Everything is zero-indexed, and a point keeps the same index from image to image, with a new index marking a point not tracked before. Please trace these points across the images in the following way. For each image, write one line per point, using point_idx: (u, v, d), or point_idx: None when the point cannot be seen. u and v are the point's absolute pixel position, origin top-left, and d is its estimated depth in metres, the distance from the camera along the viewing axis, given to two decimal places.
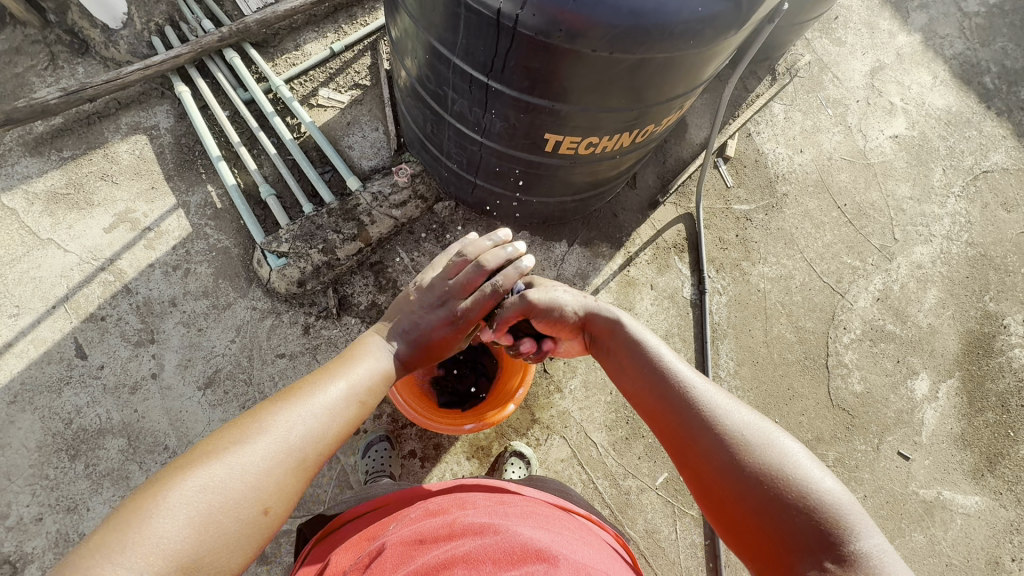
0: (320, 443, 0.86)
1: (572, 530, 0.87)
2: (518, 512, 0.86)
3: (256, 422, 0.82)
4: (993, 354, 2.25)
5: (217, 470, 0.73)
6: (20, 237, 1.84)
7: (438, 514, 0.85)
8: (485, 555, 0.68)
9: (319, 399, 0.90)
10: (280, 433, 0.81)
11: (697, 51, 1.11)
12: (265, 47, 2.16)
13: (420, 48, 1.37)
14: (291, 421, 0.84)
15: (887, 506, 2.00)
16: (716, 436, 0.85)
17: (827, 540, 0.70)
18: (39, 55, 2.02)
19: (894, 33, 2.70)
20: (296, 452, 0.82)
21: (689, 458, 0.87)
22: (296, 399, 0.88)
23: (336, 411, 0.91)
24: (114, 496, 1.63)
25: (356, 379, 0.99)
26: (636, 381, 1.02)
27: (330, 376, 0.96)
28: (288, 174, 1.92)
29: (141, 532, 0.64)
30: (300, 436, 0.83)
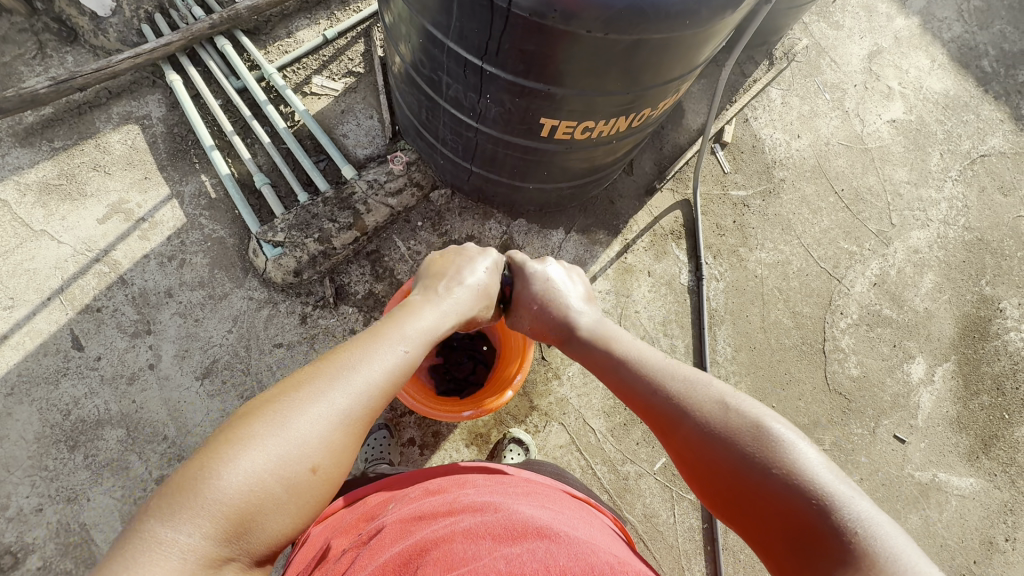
0: (375, 404, 0.84)
1: (570, 508, 0.87)
2: (517, 492, 0.86)
3: (308, 382, 0.80)
4: (989, 337, 2.26)
5: (273, 433, 0.71)
6: (12, 229, 1.83)
7: (437, 493, 0.85)
8: (484, 531, 0.68)
9: (371, 358, 0.87)
10: (332, 393, 0.79)
11: (694, 33, 1.10)
12: (257, 35, 2.13)
13: (413, 33, 1.35)
14: (343, 382, 0.81)
15: (882, 489, 2.02)
16: (705, 424, 0.88)
17: (805, 513, 0.74)
18: (27, 44, 1.99)
19: (892, 17, 2.68)
20: (350, 412, 0.80)
21: (682, 450, 0.91)
22: (356, 360, 0.86)
23: (390, 369, 0.88)
24: (114, 486, 1.64)
25: (413, 340, 0.97)
26: (619, 376, 1.05)
27: (389, 336, 0.94)
28: (282, 163, 1.90)
29: (199, 494, 0.63)
30: (355, 395, 0.81)
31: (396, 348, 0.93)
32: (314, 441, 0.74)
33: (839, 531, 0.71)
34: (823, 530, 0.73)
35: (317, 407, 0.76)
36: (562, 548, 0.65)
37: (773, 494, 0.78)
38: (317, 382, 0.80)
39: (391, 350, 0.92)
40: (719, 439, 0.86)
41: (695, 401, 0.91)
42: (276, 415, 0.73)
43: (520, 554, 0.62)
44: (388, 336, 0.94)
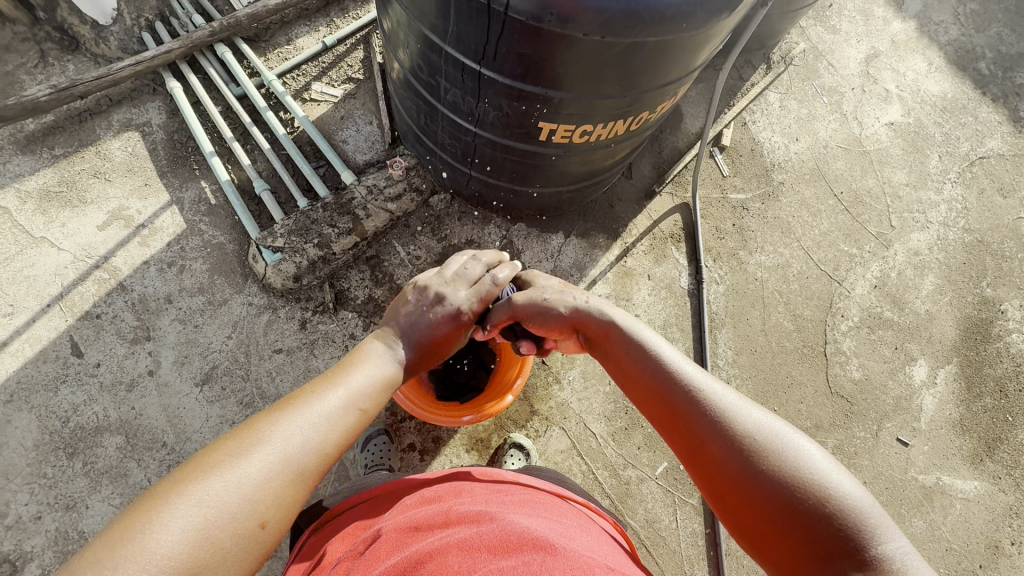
0: (330, 453, 0.83)
1: (568, 517, 0.87)
2: (514, 501, 0.85)
3: (265, 426, 0.78)
4: (991, 339, 2.25)
5: (218, 487, 0.68)
6: (13, 236, 1.83)
7: (433, 502, 0.85)
8: (480, 544, 0.68)
9: (329, 403, 0.87)
10: (289, 441, 0.78)
11: (690, 36, 1.10)
12: (256, 42, 2.15)
13: (412, 38, 1.36)
14: (301, 427, 0.80)
15: (886, 492, 2.00)
16: (721, 425, 0.82)
17: (844, 539, 0.68)
18: (28, 52, 2.00)
19: (888, 20, 2.70)
20: (305, 460, 0.78)
21: (691, 449, 0.85)
22: (307, 406, 0.84)
23: (348, 416, 0.88)
24: (113, 493, 1.63)
25: (366, 384, 0.96)
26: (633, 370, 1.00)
27: (341, 380, 0.93)
28: (282, 168, 1.91)
29: (139, 550, 0.60)
30: (311, 445, 0.80)
31: (357, 392, 0.93)
32: (264, 493, 0.72)
33: (874, 568, 0.65)
34: (842, 555, 0.67)
35: (269, 455, 0.75)
36: (558, 561, 0.65)
37: (785, 507, 0.72)
38: (275, 427, 0.78)
39: (350, 394, 0.91)
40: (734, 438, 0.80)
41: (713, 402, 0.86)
42: (228, 463, 0.72)
43: (515, 567, 0.62)
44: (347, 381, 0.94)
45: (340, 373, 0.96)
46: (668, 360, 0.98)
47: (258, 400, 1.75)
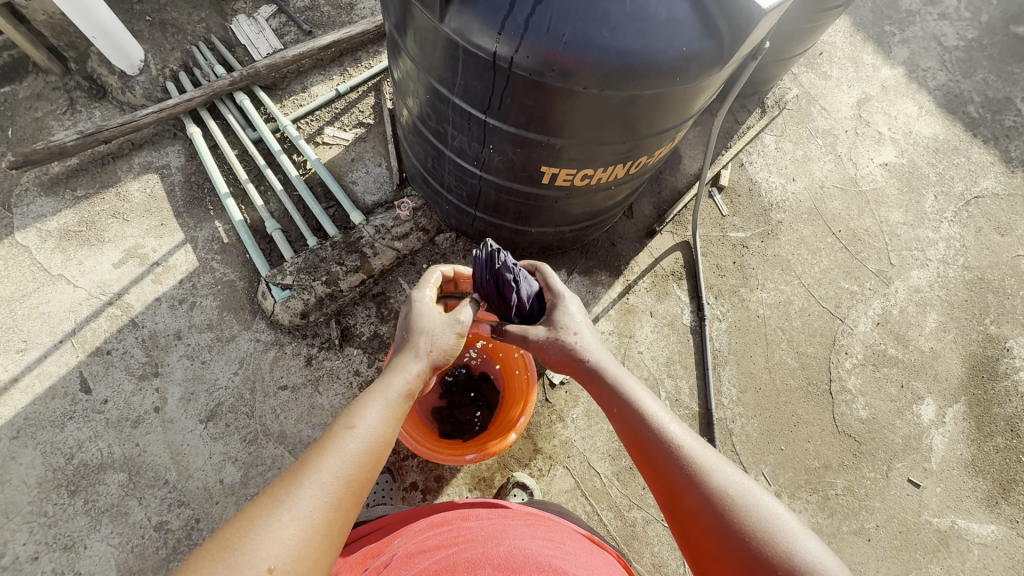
0: (342, 497, 0.82)
1: (575, 544, 0.88)
2: (521, 526, 0.87)
3: (290, 485, 0.79)
4: (998, 377, 2.24)
5: (228, 551, 0.69)
6: (31, 273, 1.89)
7: (440, 526, 0.87)
8: (485, 562, 0.69)
9: (347, 449, 0.86)
10: (312, 497, 0.78)
11: (684, 88, 1.17)
12: (273, 90, 2.26)
13: (421, 89, 1.44)
14: (323, 481, 0.81)
15: (900, 536, 1.95)
16: (721, 509, 0.85)
17: None
18: (58, 100, 2.12)
19: (877, 67, 2.81)
20: (333, 509, 0.80)
21: (684, 523, 0.90)
22: (316, 458, 0.83)
23: (354, 458, 0.86)
24: (112, 533, 1.61)
25: (374, 421, 0.94)
26: (633, 434, 1.01)
27: (348, 423, 0.92)
28: (294, 209, 1.97)
29: None
30: (320, 498, 0.79)
31: (375, 429, 0.92)
32: (296, 552, 0.73)
33: None
34: None
35: (294, 516, 0.76)
36: None
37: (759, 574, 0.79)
38: (298, 485, 0.79)
39: (369, 431, 0.91)
40: (727, 521, 0.84)
41: (711, 482, 0.89)
42: (257, 529, 0.72)
43: None
44: (365, 417, 0.93)
45: (357, 408, 0.95)
46: (671, 429, 0.99)
47: (262, 437, 1.75)
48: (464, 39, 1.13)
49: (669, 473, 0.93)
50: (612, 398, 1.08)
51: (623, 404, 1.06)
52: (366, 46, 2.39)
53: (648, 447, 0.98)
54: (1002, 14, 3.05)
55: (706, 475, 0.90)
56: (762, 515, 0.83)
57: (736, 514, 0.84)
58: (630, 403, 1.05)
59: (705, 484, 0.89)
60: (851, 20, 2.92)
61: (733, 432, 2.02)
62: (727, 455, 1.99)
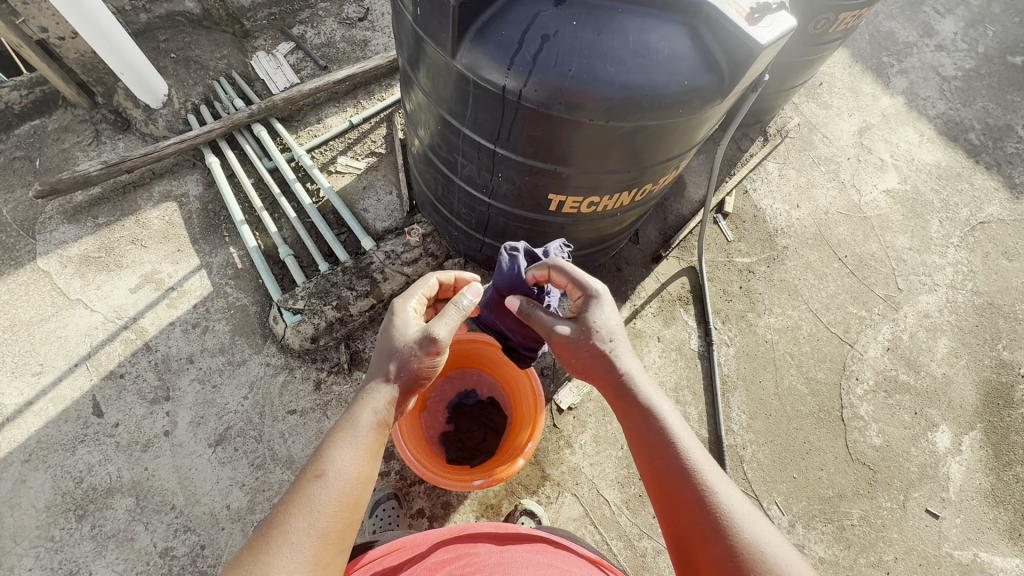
0: (323, 552, 0.82)
1: (579, 563, 0.94)
2: (527, 548, 0.93)
3: (264, 553, 0.78)
4: (1014, 404, 2.20)
5: None
6: (51, 298, 1.93)
7: (450, 551, 0.92)
8: None
9: (321, 501, 0.85)
10: (288, 562, 0.78)
11: (687, 119, 1.21)
12: (289, 121, 2.35)
13: (432, 120, 1.49)
14: (298, 543, 0.80)
15: (921, 569, 1.88)
16: (745, 565, 0.83)
17: None
18: (85, 132, 2.22)
19: (877, 96, 2.87)
20: (315, 569, 0.80)
21: (698, 569, 0.89)
22: (288, 521, 0.82)
23: (327, 510, 0.85)
24: (118, 559, 1.60)
25: (338, 465, 0.90)
26: (660, 466, 0.99)
27: (312, 472, 0.88)
28: (306, 236, 2.02)
29: None
30: (296, 561, 0.79)
31: (348, 472, 0.90)
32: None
33: None
34: None
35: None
36: None
37: None
38: (273, 552, 0.78)
39: (342, 475, 0.89)
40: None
41: (739, 537, 0.86)
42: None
43: None
44: (336, 459, 0.91)
45: (326, 451, 0.92)
46: (705, 470, 0.96)
47: (270, 462, 1.75)
48: (474, 74, 1.18)
49: (694, 517, 0.91)
50: (645, 421, 1.06)
51: (655, 430, 1.04)
52: (379, 80, 2.49)
53: (678, 483, 0.95)
54: (998, 45, 3.12)
55: (733, 523, 0.88)
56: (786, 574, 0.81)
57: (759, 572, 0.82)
58: (665, 435, 1.02)
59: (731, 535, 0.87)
60: (850, 52, 3.00)
61: (744, 459, 1.99)
62: (738, 483, 1.95)
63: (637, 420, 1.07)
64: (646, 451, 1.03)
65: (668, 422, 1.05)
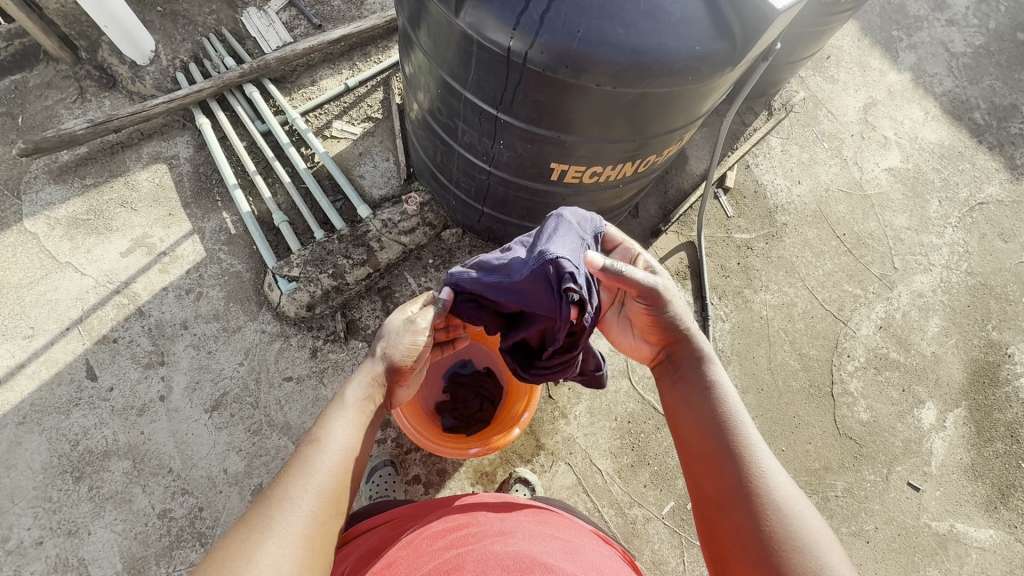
0: (327, 504, 0.82)
1: (581, 536, 0.93)
2: (529, 519, 0.93)
3: (266, 510, 0.77)
4: (999, 383, 2.25)
5: None
6: (39, 260, 1.89)
7: (451, 520, 0.92)
8: (494, 562, 0.75)
9: (319, 463, 0.85)
10: (288, 518, 0.77)
11: (695, 88, 1.17)
12: (283, 83, 2.27)
13: (432, 83, 1.44)
14: (298, 500, 0.79)
15: (899, 539, 1.95)
16: (764, 516, 0.82)
17: None
18: (69, 89, 2.13)
19: (884, 72, 2.82)
20: (314, 525, 0.79)
21: (716, 506, 0.88)
22: (285, 482, 0.81)
23: (326, 473, 0.84)
24: (116, 519, 1.62)
25: (333, 437, 0.89)
26: (703, 430, 0.96)
27: (307, 444, 0.88)
28: (301, 202, 1.98)
29: None
30: (297, 517, 0.78)
31: (342, 438, 0.90)
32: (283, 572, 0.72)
33: None
34: None
35: (272, 539, 0.74)
36: None
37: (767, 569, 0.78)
38: (272, 509, 0.77)
39: (339, 443, 0.89)
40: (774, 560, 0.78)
41: (770, 493, 0.84)
42: (241, 559, 0.71)
43: None
44: (333, 429, 0.91)
45: (323, 422, 0.92)
46: (755, 440, 0.92)
47: (266, 428, 1.76)
48: (478, 34, 1.13)
49: (726, 465, 0.90)
50: (698, 376, 1.05)
51: (707, 385, 1.02)
52: (376, 41, 2.40)
53: (719, 431, 0.94)
54: (1009, 21, 3.06)
55: (773, 493, 0.84)
56: (799, 532, 0.79)
57: (790, 547, 0.78)
58: (716, 391, 1.01)
59: (767, 506, 0.83)
60: (859, 25, 2.93)
61: None
62: None
63: (691, 373, 1.06)
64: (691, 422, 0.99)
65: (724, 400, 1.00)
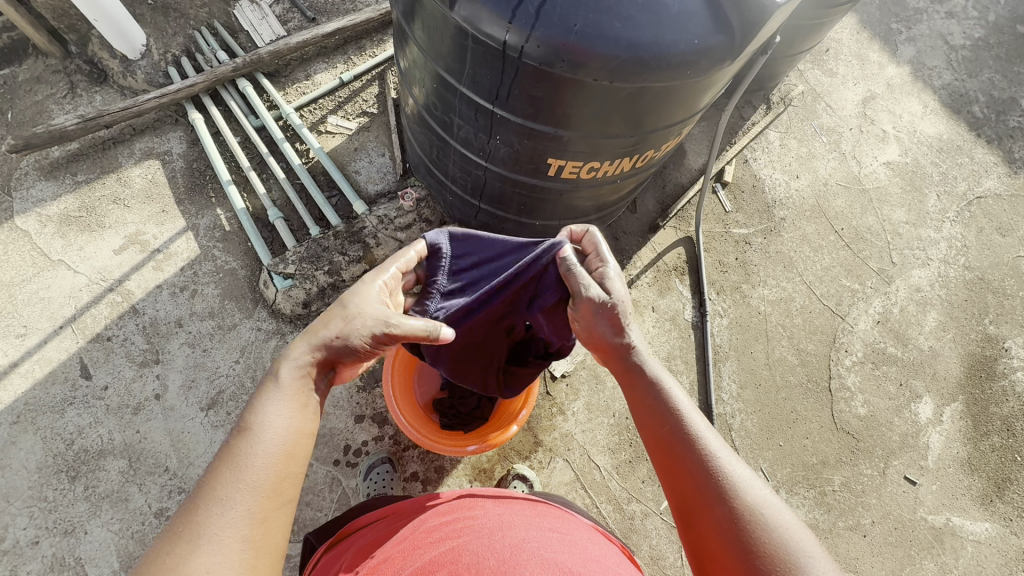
0: (268, 497, 0.80)
1: (580, 532, 0.93)
2: (526, 512, 0.93)
3: (197, 513, 0.75)
4: (995, 377, 2.25)
5: None
6: (31, 258, 1.87)
7: (447, 514, 0.92)
8: (489, 556, 0.75)
9: (252, 455, 0.82)
10: (223, 518, 0.75)
11: (694, 82, 1.15)
12: (276, 77, 2.24)
13: (427, 77, 1.42)
14: (229, 501, 0.77)
15: (896, 532, 1.96)
16: (744, 528, 0.80)
17: None
18: (59, 84, 2.10)
19: (883, 65, 2.80)
20: (254, 520, 0.77)
21: (695, 528, 0.86)
22: (217, 482, 0.78)
23: (260, 466, 0.81)
24: (112, 519, 1.61)
25: (266, 427, 0.86)
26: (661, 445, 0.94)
27: (239, 436, 0.84)
28: (296, 198, 1.96)
29: None
30: (232, 517, 0.76)
31: (277, 426, 0.87)
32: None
33: None
34: None
35: (206, 543, 0.73)
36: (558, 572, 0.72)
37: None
38: (203, 511, 0.75)
39: (274, 431, 0.86)
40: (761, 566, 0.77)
41: (740, 499, 0.83)
42: (171, 566, 0.69)
43: None
44: (265, 417, 0.87)
45: (255, 408, 0.88)
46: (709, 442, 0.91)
47: None
48: (473, 28, 1.12)
49: (695, 482, 0.87)
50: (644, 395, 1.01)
51: (655, 400, 0.99)
52: (371, 34, 2.37)
53: (679, 450, 0.91)
54: (1009, 13, 3.04)
55: (744, 498, 0.83)
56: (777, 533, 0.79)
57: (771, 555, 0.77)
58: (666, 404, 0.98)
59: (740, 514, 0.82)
60: (858, 17, 2.91)
61: (732, 427, 2.03)
62: None
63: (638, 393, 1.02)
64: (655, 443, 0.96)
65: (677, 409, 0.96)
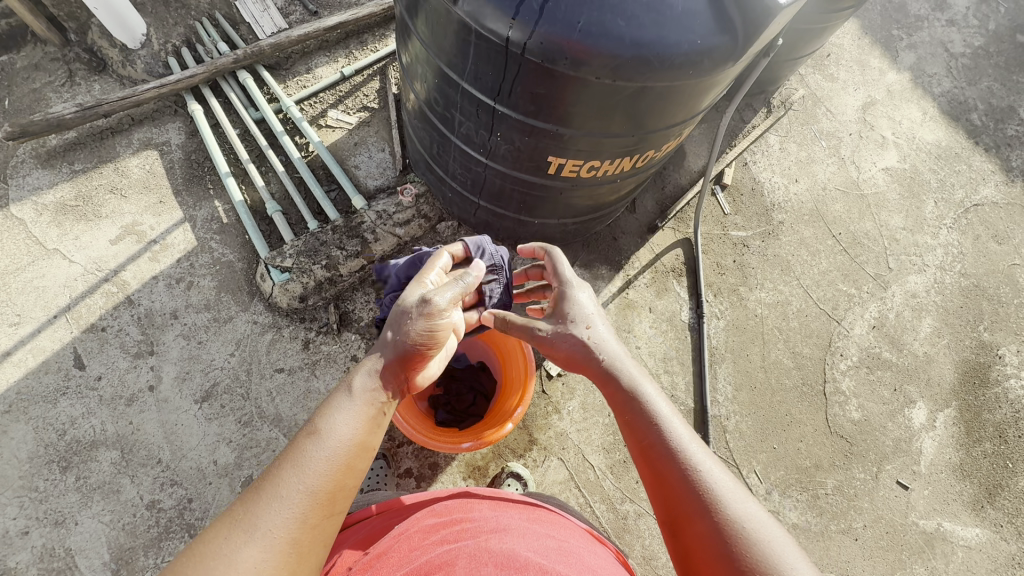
0: (320, 504, 0.80)
1: (576, 537, 0.93)
2: (523, 516, 0.93)
3: (252, 508, 0.76)
4: (989, 384, 2.26)
5: None
6: (26, 247, 1.86)
7: (444, 515, 0.91)
8: (487, 560, 0.74)
9: (315, 460, 0.82)
10: (274, 518, 0.76)
11: (696, 82, 1.15)
12: (277, 70, 2.24)
13: (429, 72, 1.42)
14: (287, 500, 0.77)
15: (887, 537, 1.97)
16: (729, 537, 0.80)
17: None
18: (57, 72, 2.09)
19: (884, 71, 2.81)
20: (302, 527, 0.77)
21: (682, 538, 0.86)
22: (280, 478, 0.79)
23: (321, 473, 0.81)
24: (104, 510, 1.60)
25: (335, 433, 0.86)
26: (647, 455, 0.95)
27: (305, 436, 0.85)
28: (294, 191, 1.95)
29: None
30: (286, 518, 0.76)
31: (344, 434, 0.86)
32: None
33: None
34: None
35: (255, 540, 0.73)
36: None
37: None
38: (260, 506, 0.76)
39: (339, 436, 0.86)
40: None
41: (724, 511, 0.83)
42: (220, 556, 0.71)
43: None
44: (335, 421, 0.87)
45: (326, 412, 0.89)
46: (691, 453, 0.92)
47: (257, 420, 1.74)
48: (476, 23, 1.11)
49: (679, 493, 0.88)
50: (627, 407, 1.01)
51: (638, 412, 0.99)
52: (373, 28, 2.36)
53: (662, 462, 0.92)
54: (1009, 22, 3.05)
55: (728, 510, 0.83)
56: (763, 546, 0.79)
57: (754, 564, 0.77)
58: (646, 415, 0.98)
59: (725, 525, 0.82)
60: (859, 23, 2.92)
61: (727, 429, 2.04)
62: (720, 452, 2.01)
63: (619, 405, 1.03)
64: (629, 437, 0.99)
65: (654, 403, 1.00)
